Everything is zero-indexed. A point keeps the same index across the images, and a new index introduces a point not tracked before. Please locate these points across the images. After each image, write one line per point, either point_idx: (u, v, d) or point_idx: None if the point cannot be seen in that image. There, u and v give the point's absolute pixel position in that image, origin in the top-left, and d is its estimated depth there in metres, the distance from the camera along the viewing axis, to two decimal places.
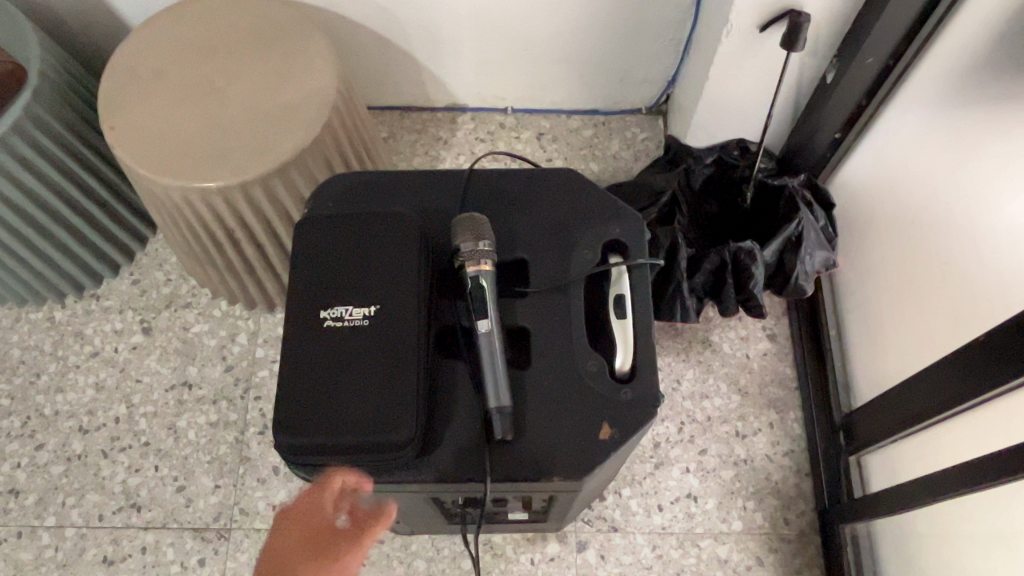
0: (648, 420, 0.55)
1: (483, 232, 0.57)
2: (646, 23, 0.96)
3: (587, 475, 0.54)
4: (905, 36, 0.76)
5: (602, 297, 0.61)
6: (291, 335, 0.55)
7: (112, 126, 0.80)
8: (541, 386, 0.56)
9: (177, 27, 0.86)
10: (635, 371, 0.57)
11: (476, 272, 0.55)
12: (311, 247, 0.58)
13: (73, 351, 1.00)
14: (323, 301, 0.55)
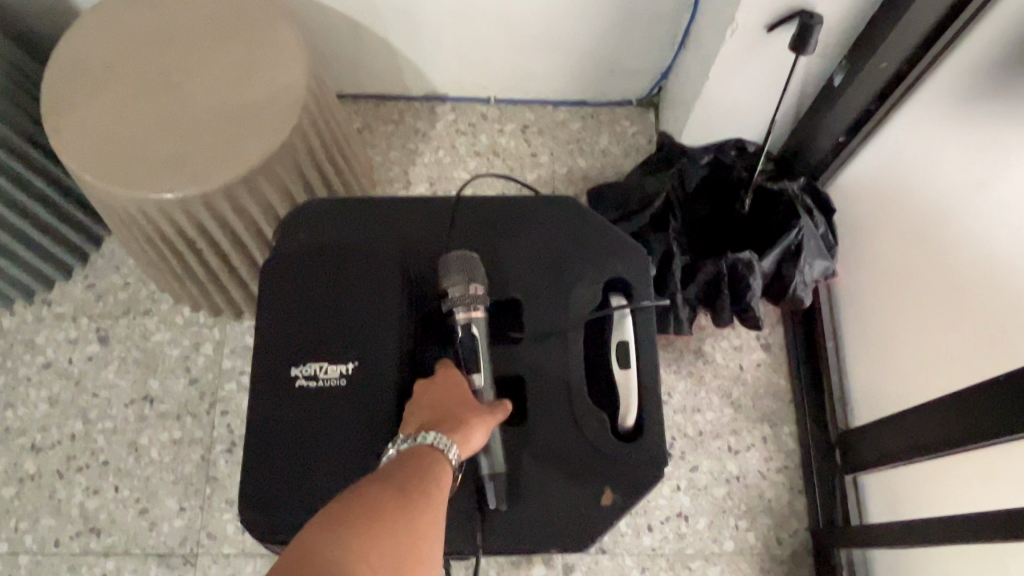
0: (654, 481, 0.52)
1: (473, 275, 0.52)
2: (640, 13, 0.89)
3: (590, 543, 0.51)
4: (923, 41, 0.70)
5: (602, 339, 0.56)
6: (264, 393, 0.55)
7: (58, 129, 0.72)
8: (539, 443, 0.53)
9: (128, 13, 0.78)
10: (640, 427, 0.53)
11: (467, 321, 0.51)
12: (281, 294, 0.58)
13: (23, 362, 0.93)
14: (296, 358, 0.56)
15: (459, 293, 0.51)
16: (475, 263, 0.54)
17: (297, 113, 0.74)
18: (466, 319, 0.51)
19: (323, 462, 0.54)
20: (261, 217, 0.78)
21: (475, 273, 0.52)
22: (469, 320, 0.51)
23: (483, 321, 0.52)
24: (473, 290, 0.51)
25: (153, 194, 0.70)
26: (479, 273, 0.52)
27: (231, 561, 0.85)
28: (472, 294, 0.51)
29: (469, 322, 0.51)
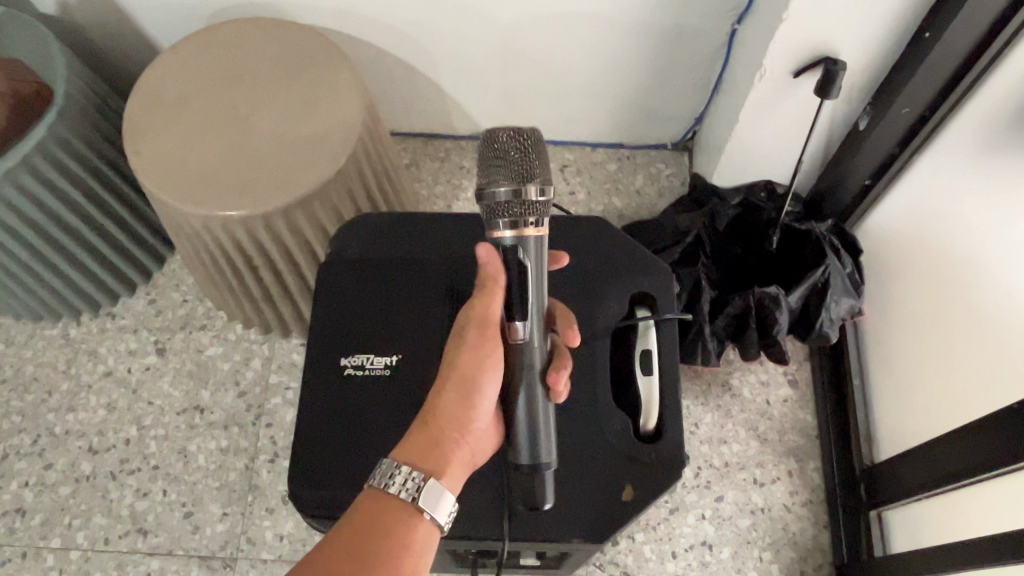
0: (672, 481, 0.55)
1: (524, 178, 0.46)
2: (676, 62, 0.95)
3: (609, 537, 0.54)
4: (943, 87, 0.74)
5: (627, 350, 0.60)
6: (317, 382, 0.63)
7: (136, 151, 0.79)
8: (564, 443, 0.57)
9: (204, 49, 0.85)
10: (661, 430, 0.57)
11: (517, 246, 0.47)
12: (337, 296, 0.67)
13: (86, 369, 1.00)
14: (346, 351, 0.64)
15: (506, 202, 0.46)
16: (522, 158, 0.47)
17: (353, 144, 0.80)
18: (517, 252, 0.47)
19: (367, 443, 0.61)
20: (316, 239, 0.84)
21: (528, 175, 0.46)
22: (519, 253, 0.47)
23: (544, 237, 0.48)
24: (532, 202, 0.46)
25: (218, 212, 0.76)
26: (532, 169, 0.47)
27: (268, 567, 0.88)
28: (530, 203, 0.46)
29: (524, 266, 0.47)
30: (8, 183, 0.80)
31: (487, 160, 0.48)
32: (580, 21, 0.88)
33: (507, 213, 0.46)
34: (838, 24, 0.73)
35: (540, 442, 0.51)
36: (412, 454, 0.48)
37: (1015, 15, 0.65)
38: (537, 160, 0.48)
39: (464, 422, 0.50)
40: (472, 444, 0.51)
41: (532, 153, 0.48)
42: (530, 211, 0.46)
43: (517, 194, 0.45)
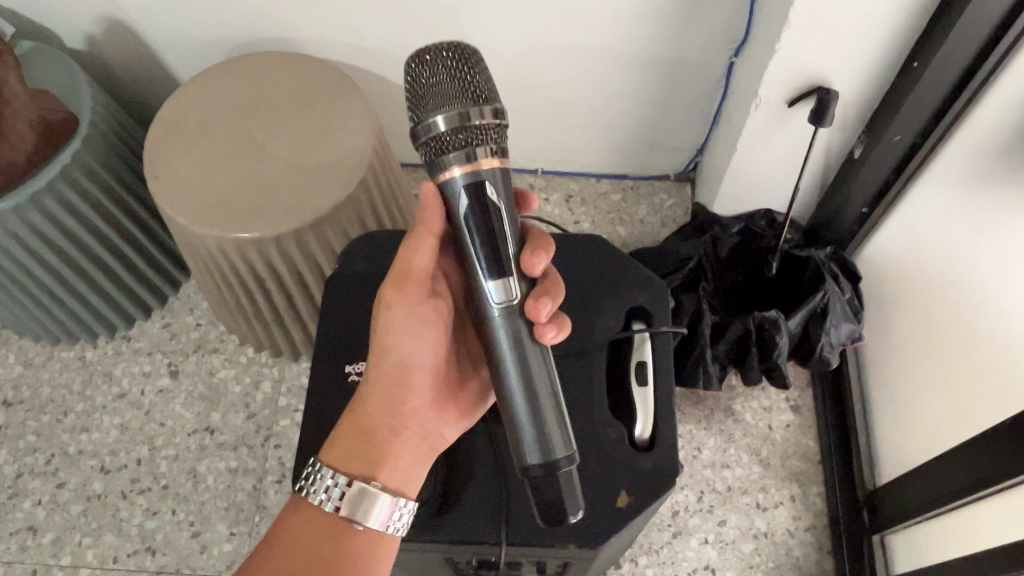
0: (664, 489, 0.59)
1: (466, 105, 0.47)
2: (676, 94, 0.98)
3: (603, 543, 0.58)
4: (934, 114, 0.77)
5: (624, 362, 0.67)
6: (321, 387, 0.70)
7: (155, 176, 0.83)
8: None
9: (223, 80, 0.89)
10: (654, 441, 0.62)
11: (475, 184, 0.47)
12: (342, 313, 0.74)
13: (100, 391, 1.02)
14: (348, 359, 0.71)
15: (453, 132, 0.46)
16: (458, 82, 0.48)
17: (362, 171, 0.83)
18: (478, 192, 0.47)
19: None
20: (323, 261, 0.87)
21: (471, 101, 0.47)
22: (483, 190, 0.47)
23: (505, 170, 0.48)
24: (480, 129, 0.47)
25: (231, 233, 0.79)
26: (475, 95, 0.47)
27: None
28: (480, 132, 0.47)
29: (493, 203, 0.47)
30: (32, 206, 0.84)
31: (425, 88, 0.49)
32: (582, 54, 0.92)
33: (456, 146, 0.46)
34: (829, 54, 0.76)
35: (550, 434, 0.49)
36: (342, 458, 0.52)
37: (998, 44, 0.68)
38: (477, 82, 0.48)
39: (394, 397, 0.55)
40: (412, 423, 0.56)
41: (471, 74, 0.48)
42: (481, 139, 0.47)
43: (461, 119, 0.46)
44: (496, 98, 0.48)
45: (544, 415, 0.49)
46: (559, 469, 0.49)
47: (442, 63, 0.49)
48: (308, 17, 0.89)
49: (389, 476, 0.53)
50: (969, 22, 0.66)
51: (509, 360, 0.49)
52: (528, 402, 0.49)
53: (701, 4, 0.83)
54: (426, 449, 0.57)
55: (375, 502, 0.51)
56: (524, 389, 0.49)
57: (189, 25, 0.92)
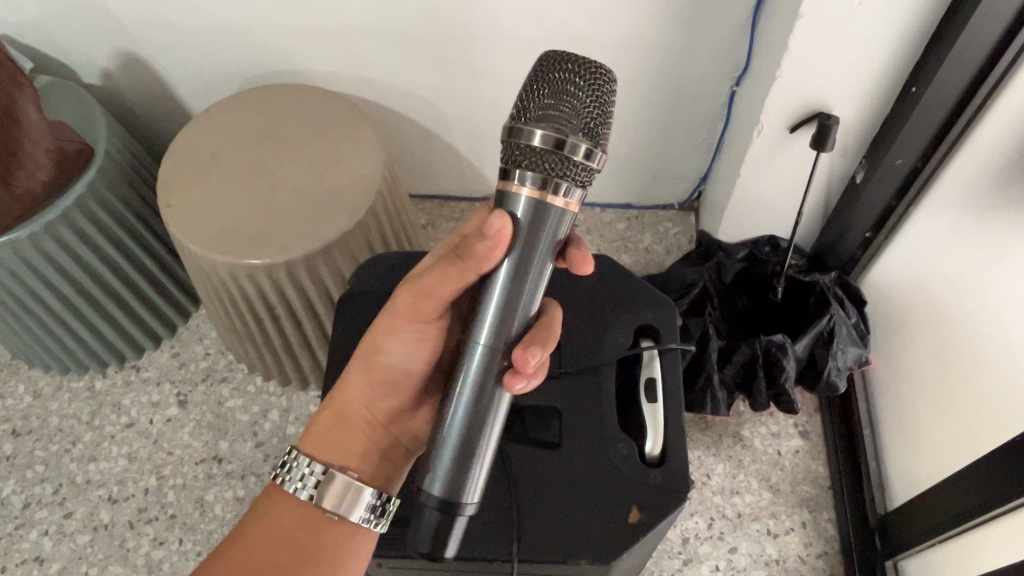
0: (677, 504, 0.61)
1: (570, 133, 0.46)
2: (678, 125, 1.00)
3: (616, 558, 0.59)
4: (932, 138, 0.78)
5: (633, 378, 0.70)
6: None
7: (168, 205, 0.84)
8: (570, 467, 0.64)
9: (236, 111, 0.91)
10: (665, 456, 0.65)
11: (534, 211, 0.46)
12: (357, 338, 0.76)
13: (109, 421, 1.03)
14: None
15: (542, 151, 0.46)
16: (573, 106, 0.47)
17: (371, 198, 0.84)
18: (531, 224, 0.46)
19: None
20: (331, 286, 0.87)
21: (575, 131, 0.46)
22: (538, 220, 0.46)
23: (572, 209, 0.47)
24: (569, 161, 0.46)
25: (242, 260, 0.80)
26: (582, 126, 0.47)
27: None
28: (567, 164, 0.46)
29: (540, 238, 0.46)
30: (47, 234, 0.85)
31: (540, 93, 0.48)
32: None
33: (539, 165, 0.45)
34: (828, 80, 0.77)
35: (466, 482, 0.50)
36: (317, 445, 0.57)
37: (993, 68, 0.70)
38: (591, 115, 0.48)
39: (375, 396, 0.60)
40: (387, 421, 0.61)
41: (588, 104, 0.48)
42: (564, 172, 0.46)
43: (557, 142, 0.45)
44: (599, 138, 0.48)
45: (473, 462, 0.50)
46: (455, 513, 0.50)
47: (566, 80, 0.48)
48: (318, 51, 0.92)
49: (363, 472, 0.58)
50: (965, 47, 0.68)
51: (466, 395, 0.49)
52: (463, 443, 0.50)
53: (701, 34, 0.85)
54: (402, 449, 0.62)
55: (349, 491, 0.54)
56: (464, 430, 0.49)
57: (202, 60, 0.94)
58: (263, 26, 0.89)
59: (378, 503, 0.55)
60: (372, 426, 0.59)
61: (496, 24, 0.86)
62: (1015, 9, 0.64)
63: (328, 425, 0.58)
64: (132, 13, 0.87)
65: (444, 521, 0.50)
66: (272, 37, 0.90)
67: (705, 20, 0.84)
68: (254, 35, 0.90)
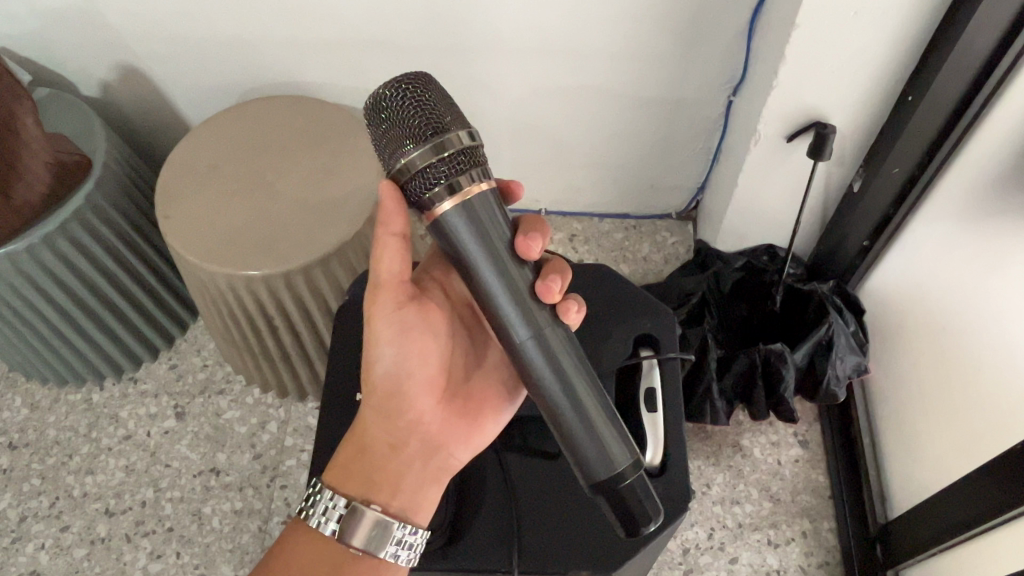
0: (678, 513, 0.61)
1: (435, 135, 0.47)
2: (675, 135, 1.00)
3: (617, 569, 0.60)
4: (929, 147, 0.78)
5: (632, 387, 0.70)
6: (336, 418, 0.72)
7: (167, 216, 0.84)
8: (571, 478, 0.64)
9: (235, 122, 0.91)
10: (665, 466, 0.64)
11: (466, 209, 0.46)
12: (356, 348, 0.76)
13: (106, 433, 1.02)
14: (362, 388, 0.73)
15: (429, 167, 0.47)
16: (414, 113, 0.48)
17: (370, 209, 0.84)
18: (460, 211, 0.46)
19: None
20: (331, 297, 0.87)
21: (443, 129, 0.47)
22: (475, 214, 0.47)
23: (490, 188, 0.48)
24: (454, 156, 0.47)
25: (240, 270, 0.80)
26: (437, 121, 0.47)
27: None
28: (457, 159, 0.47)
29: (487, 227, 0.47)
30: (45, 246, 0.85)
31: (385, 133, 0.49)
32: (584, 95, 0.94)
33: (443, 179, 0.46)
34: (825, 90, 0.78)
35: (609, 445, 0.51)
36: (341, 479, 0.57)
37: (988, 79, 0.70)
38: (437, 108, 0.48)
39: (389, 418, 0.58)
40: (415, 438, 0.58)
41: (424, 102, 0.48)
42: (462, 167, 0.47)
43: (436, 149, 0.46)
44: (460, 118, 0.48)
45: (600, 427, 0.51)
46: (623, 479, 0.51)
47: (394, 99, 0.48)
48: (316, 62, 0.92)
49: (390, 499, 0.56)
50: (960, 57, 0.68)
51: (553, 384, 0.50)
52: (581, 415, 0.50)
53: (697, 44, 0.86)
54: (434, 469, 0.59)
55: (375, 527, 0.54)
56: (572, 404, 0.50)
57: (201, 73, 0.95)
58: (261, 37, 0.89)
59: (404, 538, 0.55)
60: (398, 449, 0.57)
61: (493, 33, 0.86)
62: (1010, 17, 0.65)
63: (349, 458, 0.58)
64: (130, 24, 0.88)
65: (620, 492, 0.52)
66: (270, 48, 0.90)
67: (702, 31, 0.84)
68: (252, 47, 0.90)
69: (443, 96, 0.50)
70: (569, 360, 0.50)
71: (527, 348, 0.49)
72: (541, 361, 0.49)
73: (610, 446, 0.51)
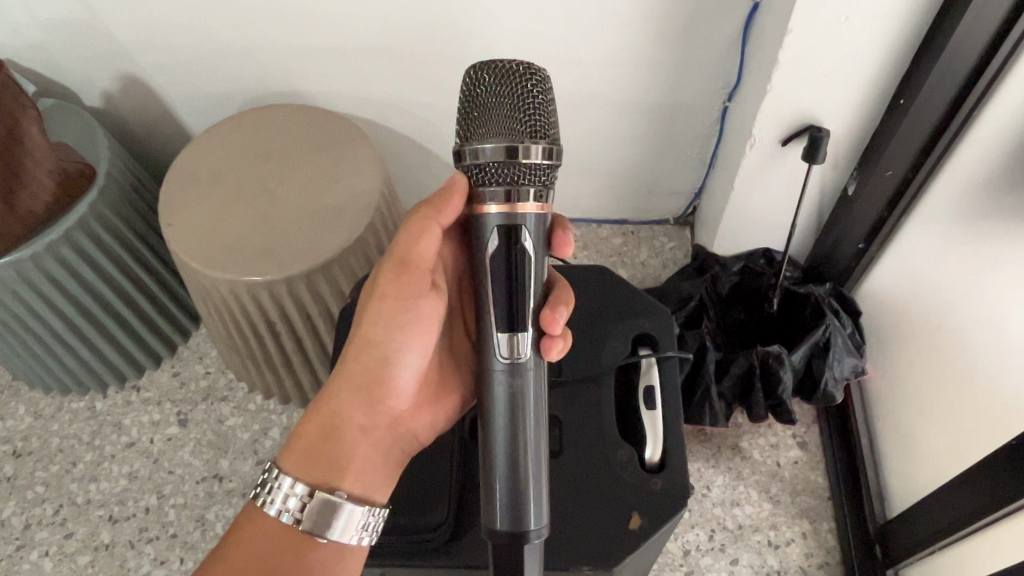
0: (676, 510, 0.62)
1: (519, 137, 0.49)
2: (672, 140, 1.01)
3: (618, 563, 0.60)
4: (921, 150, 0.80)
5: (631, 386, 0.72)
6: None
7: (169, 225, 0.85)
8: (574, 475, 0.65)
9: (236, 130, 0.92)
10: (664, 463, 0.65)
11: (510, 225, 0.51)
12: None
13: (109, 441, 1.03)
14: None
15: (498, 163, 0.50)
16: (519, 108, 0.50)
17: (370, 214, 0.85)
18: (508, 229, 0.51)
19: None
20: (332, 303, 0.88)
21: (528, 137, 0.50)
22: (515, 232, 0.51)
23: (544, 212, 0.52)
24: (528, 167, 0.50)
25: (242, 277, 0.80)
26: (530, 128, 0.50)
27: None
28: (529, 168, 0.50)
29: (522, 249, 0.51)
30: (49, 254, 0.86)
31: (482, 103, 0.51)
32: (582, 102, 0.95)
33: (504, 179, 0.50)
34: (818, 94, 0.79)
35: (525, 504, 0.51)
36: (299, 455, 0.57)
37: (976, 84, 0.72)
38: (540, 115, 0.51)
39: (361, 401, 0.60)
40: (383, 423, 0.61)
41: (534, 104, 0.51)
42: (525, 180, 0.50)
43: (513, 155, 0.49)
44: (551, 134, 0.51)
45: (525, 487, 0.51)
46: (524, 543, 0.51)
47: (510, 82, 0.51)
48: (316, 71, 0.93)
49: (352, 485, 0.58)
50: (949, 61, 0.70)
51: (501, 426, 0.52)
52: (513, 472, 0.52)
53: (692, 50, 0.87)
54: (397, 448, 0.63)
55: (337, 513, 0.55)
56: (510, 453, 0.52)
57: (203, 82, 0.96)
58: (261, 46, 0.90)
59: (369, 521, 0.57)
60: (365, 435, 0.60)
61: (490, 40, 0.87)
62: (998, 20, 0.66)
63: (316, 434, 0.58)
64: (133, 35, 0.89)
65: (514, 553, 0.52)
66: (270, 58, 0.91)
67: (697, 37, 0.85)
68: (254, 56, 0.91)
69: (551, 108, 0.53)
70: (529, 417, 0.52)
71: (496, 378, 0.52)
72: (503, 399, 0.52)
73: (529, 511, 0.51)
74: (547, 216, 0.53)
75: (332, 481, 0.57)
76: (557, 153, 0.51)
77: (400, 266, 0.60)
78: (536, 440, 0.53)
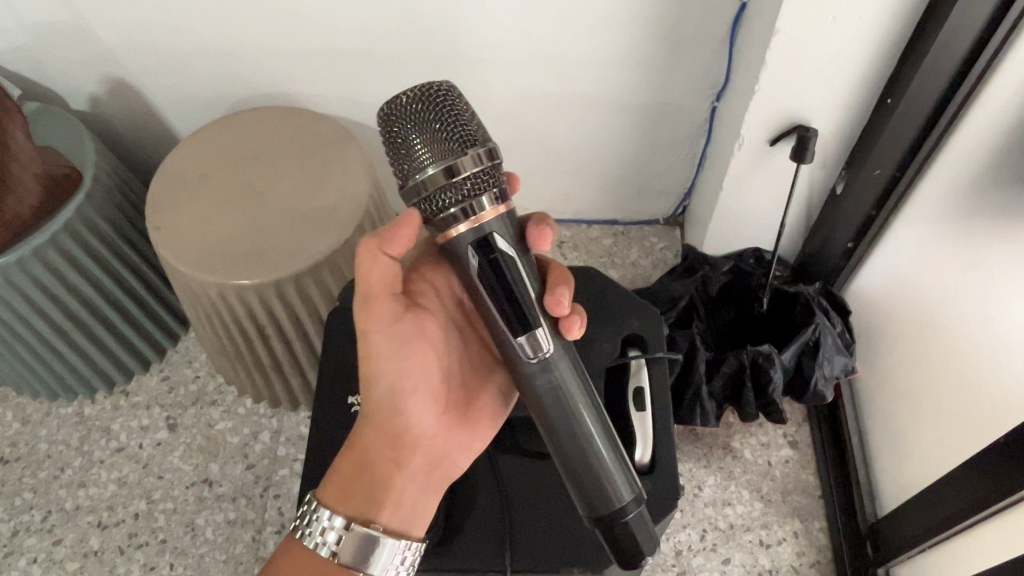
0: (666, 510, 0.62)
1: (454, 154, 0.49)
2: (661, 141, 1.01)
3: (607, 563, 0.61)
4: (908, 150, 0.80)
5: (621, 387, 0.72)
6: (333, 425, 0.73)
7: (157, 227, 0.85)
8: None
9: (224, 133, 0.92)
10: (655, 463, 0.65)
11: (483, 237, 0.50)
12: (348, 355, 0.77)
13: (98, 446, 1.02)
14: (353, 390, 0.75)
15: (443, 186, 0.49)
16: (441, 127, 0.51)
17: (358, 216, 0.85)
18: (482, 243, 0.50)
19: None
20: (321, 305, 0.88)
21: (462, 149, 0.49)
22: (488, 241, 0.50)
23: (504, 212, 0.52)
24: (473, 178, 0.50)
25: (231, 280, 0.80)
26: (460, 141, 0.50)
27: None
28: (473, 179, 0.50)
29: (501, 254, 0.50)
30: (35, 259, 0.85)
31: (406, 138, 0.51)
32: (570, 103, 0.95)
33: (454, 200, 0.50)
34: (806, 94, 0.79)
35: (611, 481, 0.54)
36: (337, 496, 0.58)
37: (962, 83, 0.72)
38: (465, 126, 0.51)
39: (384, 436, 0.60)
40: (418, 453, 0.61)
41: (454, 116, 0.51)
42: (474, 192, 0.50)
43: (453, 170, 0.49)
44: (481, 136, 0.51)
45: (602, 468, 0.54)
46: (623, 515, 0.55)
47: (427, 107, 0.51)
48: (304, 73, 0.93)
49: (390, 517, 0.58)
50: (935, 61, 0.70)
51: (561, 421, 0.54)
52: (589, 458, 0.54)
53: (681, 51, 0.87)
54: (437, 473, 0.62)
55: (375, 547, 0.56)
56: (579, 443, 0.54)
57: (190, 85, 0.95)
58: (247, 48, 0.90)
59: (405, 554, 0.57)
60: (398, 467, 0.59)
61: (478, 42, 0.87)
62: (983, 20, 0.66)
63: (348, 475, 0.59)
64: (119, 37, 0.88)
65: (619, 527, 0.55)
66: (257, 60, 0.91)
67: (686, 39, 0.86)
68: (241, 59, 0.91)
69: (473, 117, 0.53)
70: (583, 404, 0.54)
71: (536, 379, 0.53)
72: (548, 397, 0.53)
73: (617, 485, 0.54)
74: (508, 214, 0.52)
75: (369, 516, 0.57)
76: (495, 151, 0.51)
77: (365, 300, 0.58)
78: (596, 420, 0.55)
